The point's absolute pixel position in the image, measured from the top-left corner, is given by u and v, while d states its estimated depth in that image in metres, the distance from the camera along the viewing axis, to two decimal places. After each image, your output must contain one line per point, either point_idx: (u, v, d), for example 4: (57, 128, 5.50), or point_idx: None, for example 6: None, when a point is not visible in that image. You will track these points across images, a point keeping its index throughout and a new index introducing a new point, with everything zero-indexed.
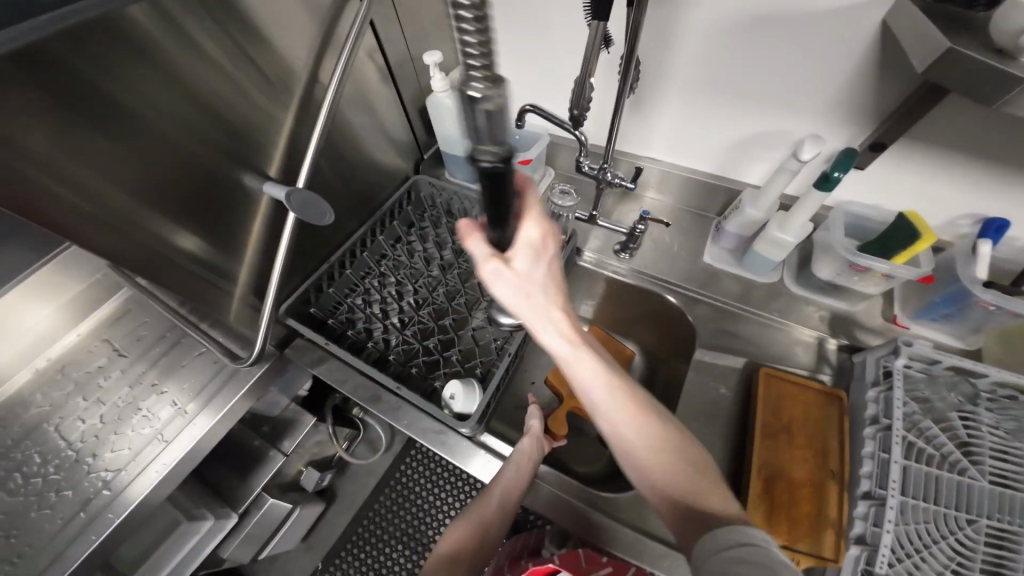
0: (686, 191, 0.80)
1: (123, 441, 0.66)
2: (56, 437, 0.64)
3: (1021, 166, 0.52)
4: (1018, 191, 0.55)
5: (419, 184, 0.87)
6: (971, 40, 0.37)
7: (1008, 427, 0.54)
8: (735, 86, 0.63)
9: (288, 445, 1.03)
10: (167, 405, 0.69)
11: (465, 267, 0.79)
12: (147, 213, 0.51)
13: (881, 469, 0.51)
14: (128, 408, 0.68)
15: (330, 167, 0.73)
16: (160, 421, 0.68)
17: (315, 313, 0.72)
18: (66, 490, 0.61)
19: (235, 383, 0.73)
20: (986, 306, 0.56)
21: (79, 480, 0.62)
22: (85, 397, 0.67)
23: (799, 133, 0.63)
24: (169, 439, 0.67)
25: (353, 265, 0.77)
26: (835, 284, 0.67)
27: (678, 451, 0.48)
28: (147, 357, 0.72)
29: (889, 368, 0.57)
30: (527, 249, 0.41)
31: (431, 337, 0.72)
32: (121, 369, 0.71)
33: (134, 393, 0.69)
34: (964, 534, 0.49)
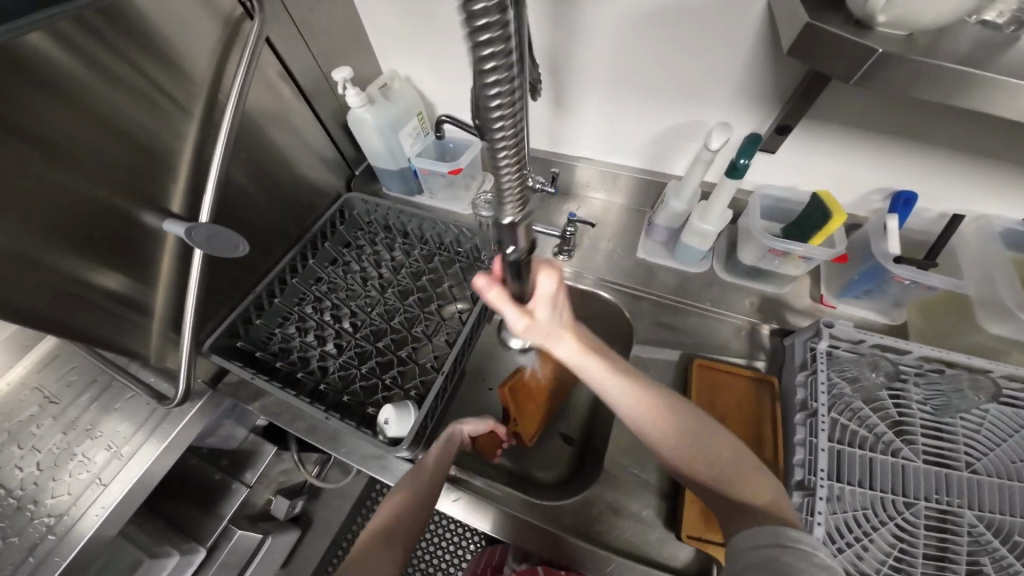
0: (618, 188, 0.80)
1: (62, 486, 0.60)
2: None
3: (913, 140, 0.54)
4: (916, 165, 0.57)
5: (351, 201, 0.85)
6: (835, 15, 0.37)
7: (936, 402, 0.56)
8: (642, 81, 0.63)
9: (251, 475, 0.99)
10: (104, 448, 0.64)
11: (403, 284, 0.78)
12: (50, 241, 0.48)
13: (811, 457, 0.52)
14: (65, 453, 0.62)
15: (249, 191, 0.69)
16: (98, 464, 0.63)
17: (244, 347, 0.69)
18: (12, 536, 0.57)
19: (170, 423, 0.67)
20: (902, 281, 0.58)
21: (24, 525, 0.58)
22: (18, 445, 0.61)
23: (711, 122, 0.64)
24: (111, 487, 0.62)
25: (282, 293, 0.75)
26: (761, 269, 0.68)
27: (740, 461, 0.48)
28: (81, 402, 0.66)
29: (815, 350, 0.59)
30: (545, 298, 0.46)
31: (369, 359, 0.70)
32: (53, 417, 0.64)
33: (70, 438, 0.63)
34: (904, 518, 0.50)
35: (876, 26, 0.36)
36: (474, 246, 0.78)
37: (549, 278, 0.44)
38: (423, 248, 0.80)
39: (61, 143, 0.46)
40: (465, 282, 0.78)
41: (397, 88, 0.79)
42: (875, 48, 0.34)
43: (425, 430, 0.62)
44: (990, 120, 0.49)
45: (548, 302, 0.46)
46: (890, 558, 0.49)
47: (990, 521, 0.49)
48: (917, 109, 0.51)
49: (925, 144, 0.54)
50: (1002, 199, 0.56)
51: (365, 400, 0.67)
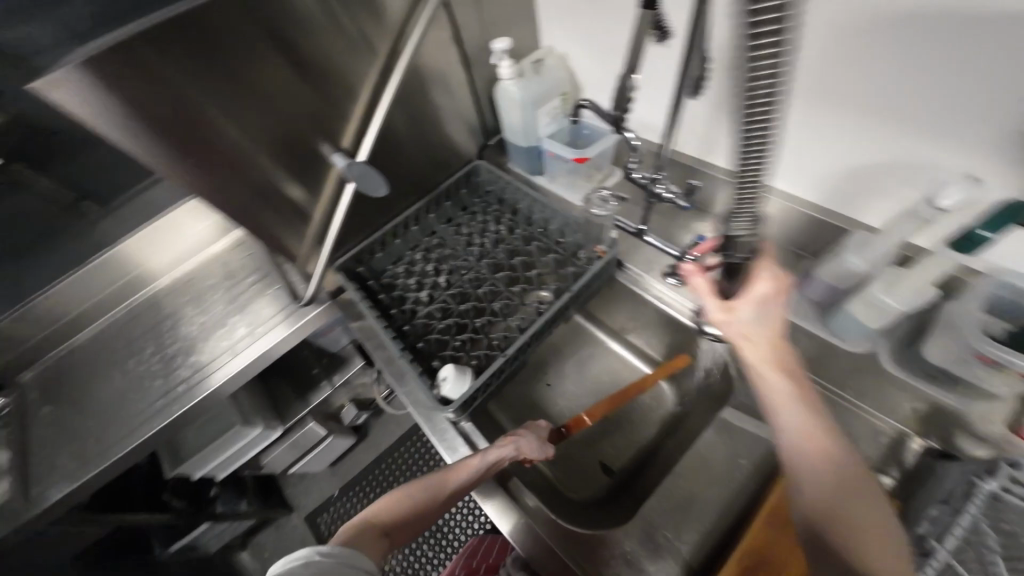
0: (778, 221, 0.67)
1: (211, 344, 0.83)
2: (179, 328, 0.85)
3: None
4: None
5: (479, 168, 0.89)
6: None
7: None
8: (864, 103, 0.52)
9: (336, 379, 1.20)
10: (244, 325, 0.84)
11: (499, 259, 0.80)
12: (263, 158, 0.61)
13: None
14: (222, 320, 0.85)
15: (400, 143, 0.78)
16: (237, 335, 0.83)
17: (362, 273, 0.81)
18: (170, 372, 0.81)
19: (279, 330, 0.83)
20: None
21: (179, 366, 0.81)
22: (195, 306, 0.88)
23: (952, 170, 0.50)
24: (232, 359, 0.81)
25: (402, 236, 0.84)
26: (947, 372, 0.50)
27: (886, 530, 0.44)
28: (243, 283, 0.89)
29: (972, 489, 0.46)
30: (752, 296, 0.46)
31: (450, 318, 0.75)
32: (226, 289, 0.89)
33: (228, 310, 0.86)
34: None
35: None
36: (578, 242, 0.76)
37: (767, 277, 0.45)
38: (527, 229, 0.81)
39: (284, 82, 0.58)
40: (554, 274, 0.76)
41: (550, 64, 0.77)
42: None
43: (475, 400, 0.64)
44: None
45: (755, 301, 0.46)
46: None
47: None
48: None
49: None
50: None
51: (434, 353, 0.73)
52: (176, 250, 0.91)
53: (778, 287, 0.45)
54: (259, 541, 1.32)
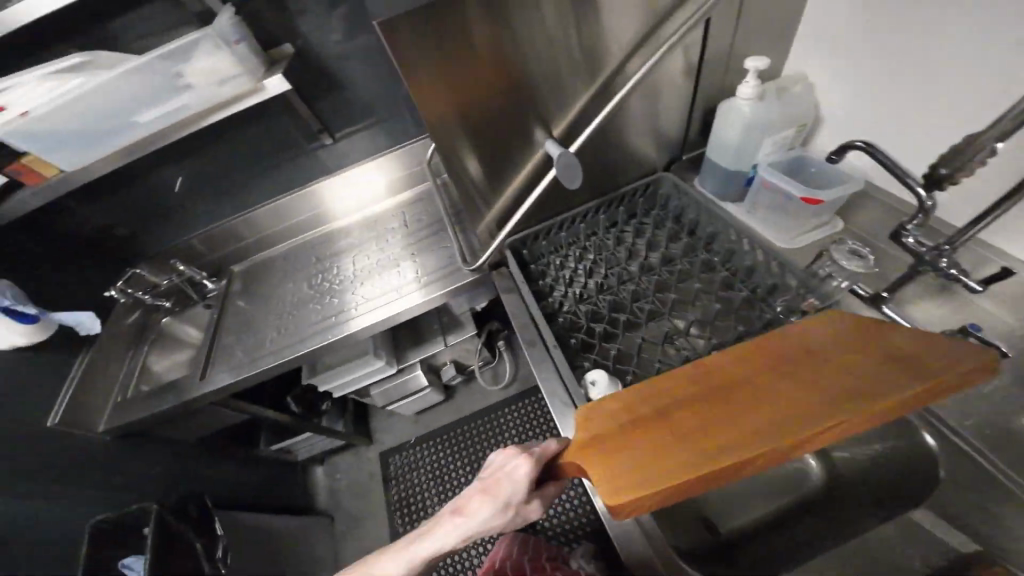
0: None
1: (385, 279, 0.98)
2: (364, 259, 1.04)
3: None
4: None
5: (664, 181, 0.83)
6: None
7: None
8: None
9: (451, 339, 1.26)
10: (413, 271, 0.97)
11: (665, 277, 0.73)
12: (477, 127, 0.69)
13: None
14: (396, 260, 1.01)
15: (602, 141, 0.79)
16: (406, 278, 0.96)
17: (524, 254, 0.83)
18: (350, 292, 0.98)
19: (429, 288, 0.93)
20: None
21: (358, 291, 0.98)
22: (376, 250, 1.06)
23: None
24: (391, 301, 0.93)
25: (568, 230, 0.84)
26: None
27: None
28: (418, 234, 1.06)
29: None
30: None
31: (600, 322, 0.72)
32: (403, 235, 1.07)
33: (403, 253, 1.03)
34: None
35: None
36: (772, 285, 0.66)
37: None
38: (708, 255, 0.73)
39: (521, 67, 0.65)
40: (733, 315, 0.67)
41: (794, 92, 0.71)
42: None
43: None
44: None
45: None
46: None
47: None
48: None
49: None
50: None
51: (578, 351, 0.70)
52: (360, 197, 1.15)
53: None
54: (338, 460, 1.48)
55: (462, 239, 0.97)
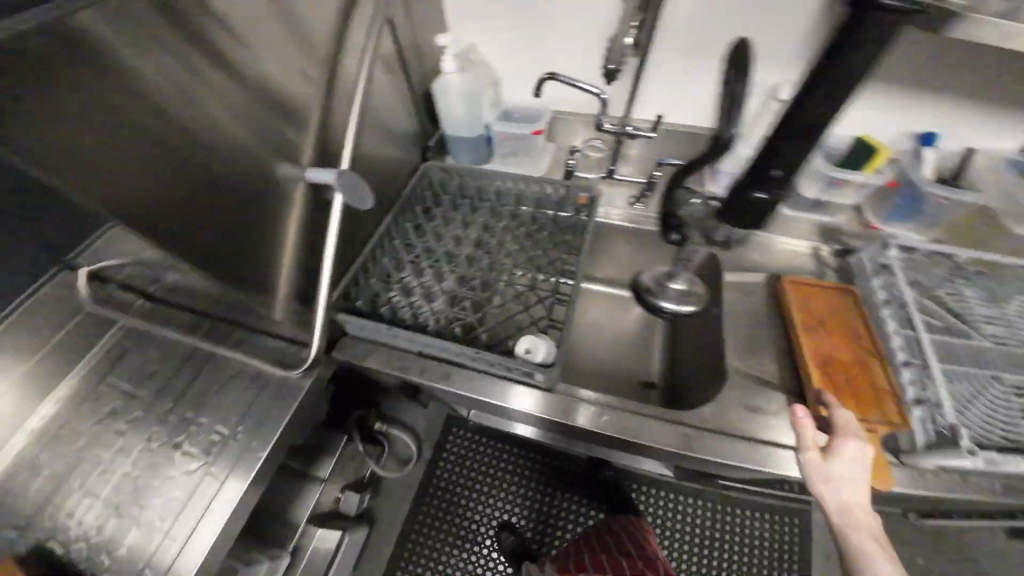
0: (682, 144, 0.88)
1: (166, 485, 0.56)
2: (81, 501, 0.55)
3: (936, 90, 0.69)
4: (923, 109, 0.71)
5: (430, 170, 0.88)
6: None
7: (989, 293, 0.67)
8: (716, 44, 0.75)
9: (327, 466, 0.94)
10: (206, 438, 0.59)
11: (494, 243, 0.81)
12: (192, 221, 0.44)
13: (913, 345, 0.59)
14: (160, 451, 0.58)
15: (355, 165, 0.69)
16: (203, 458, 0.58)
17: (360, 307, 0.71)
18: (106, 562, 0.51)
19: (275, 419, 0.62)
20: (938, 199, 0.71)
21: (118, 547, 0.52)
22: (106, 449, 0.58)
23: (771, 80, 0.76)
24: (227, 477, 0.57)
25: (383, 256, 0.77)
26: (820, 202, 0.78)
27: None
28: (161, 393, 0.63)
29: (883, 261, 0.68)
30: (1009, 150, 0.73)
31: (483, 307, 0.74)
32: (133, 413, 0.61)
33: (162, 433, 0.60)
34: (1013, 399, 0.57)
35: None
36: (560, 201, 0.84)
37: None
38: (509, 209, 0.84)
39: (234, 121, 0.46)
40: (561, 236, 0.81)
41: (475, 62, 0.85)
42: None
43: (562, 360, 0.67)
44: (987, 67, 0.65)
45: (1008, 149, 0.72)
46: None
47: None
48: (947, 46, 0.64)
49: (941, 91, 0.69)
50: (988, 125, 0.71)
51: (492, 341, 0.71)
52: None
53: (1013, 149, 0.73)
54: None
55: (262, 342, 0.68)
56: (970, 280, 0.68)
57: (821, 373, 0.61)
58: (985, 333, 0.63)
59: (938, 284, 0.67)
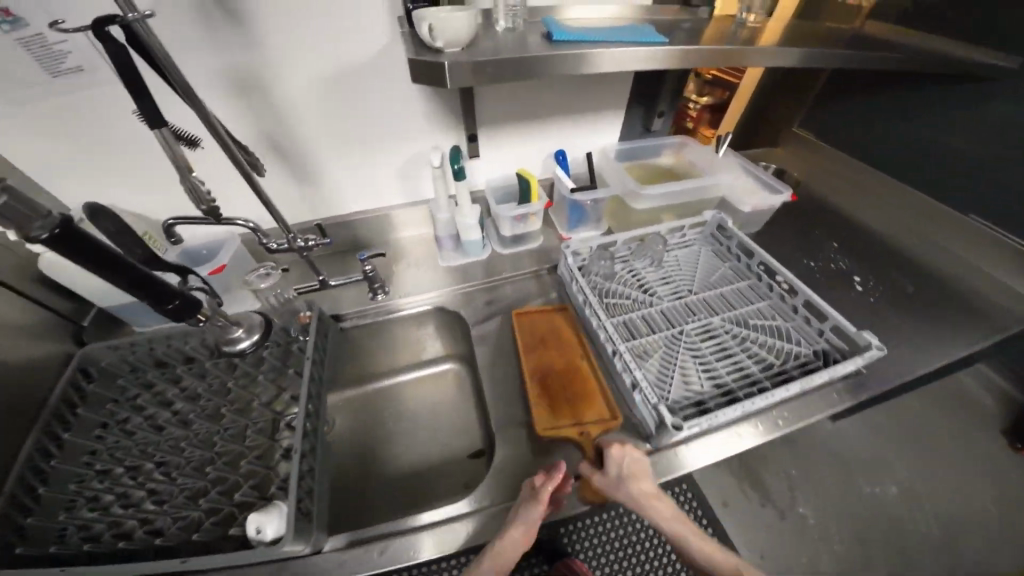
0: (391, 223, 0.91)
1: None
2: None
3: (539, 124, 0.86)
4: (543, 139, 0.89)
5: (96, 352, 0.65)
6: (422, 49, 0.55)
7: (653, 264, 0.87)
8: (361, 134, 0.77)
9: None
10: None
11: (214, 402, 0.64)
12: None
13: (607, 333, 0.70)
14: None
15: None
16: None
17: (25, 556, 0.49)
18: None
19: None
20: (588, 202, 0.87)
21: None
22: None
23: (427, 147, 0.82)
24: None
25: (55, 473, 0.55)
26: (518, 234, 0.90)
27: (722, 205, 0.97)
28: None
29: (571, 270, 0.81)
30: (629, 143, 0.97)
31: (208, 494, 0.56)
32: None
33: None
34: (684, 343, 0.73)
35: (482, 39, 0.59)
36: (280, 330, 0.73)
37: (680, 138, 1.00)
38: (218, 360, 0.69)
39: None
40: (287, 366, 0.70)
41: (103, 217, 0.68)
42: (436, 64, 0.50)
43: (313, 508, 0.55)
44: (553, 103, 0.84)
45: (628, 143, 0.96)
46: (699, 372, 0.69)
47: (732, 318, 0.77)
48: (514, 98, 0.80)
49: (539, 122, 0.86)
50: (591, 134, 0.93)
51: (225, 531, 0.54)
52: None
53: (632, 142, 0.97)
54: None
55: None
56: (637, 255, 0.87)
57: (542, 391, 0.68)
58: (661, 294, 0.82)
59: (618, 272, 0.85)
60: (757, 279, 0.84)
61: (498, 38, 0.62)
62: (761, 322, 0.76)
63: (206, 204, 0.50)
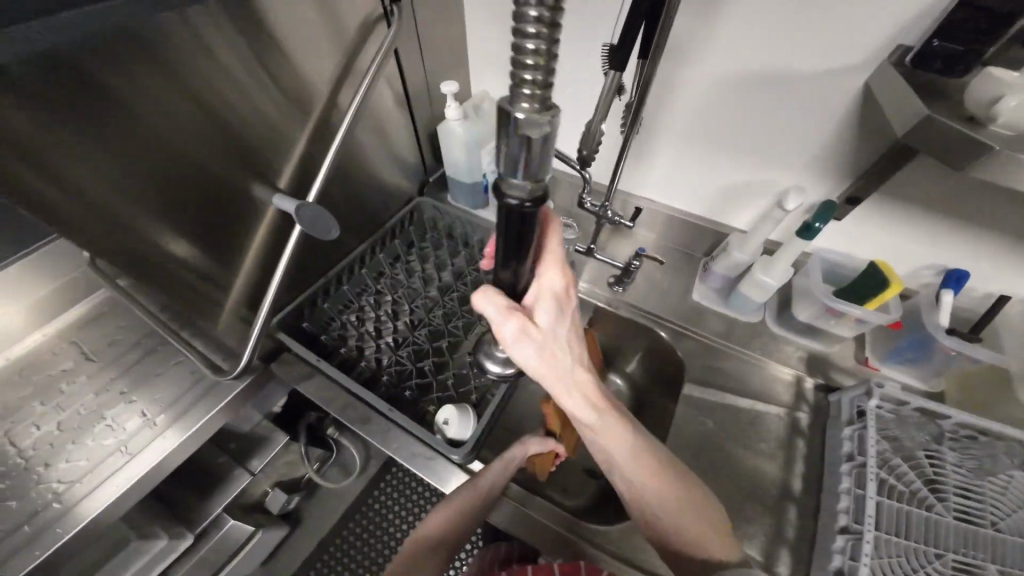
0: (673, 230, 0.85)
1: (81, 451, 0.56)
2: (6, 442, 0.56)
3: (957, 230, 0.62)
4: (948, 250, 0.64)
5: (425, 206, 0.86)
6: (946, 106, 0.41)
7: (971, 464, 0.56)
8: (726, 141, 0.70)
9: (257, 463, 0.85)
10: (135, 415, 0.61)
11: (465, 291, 0.79)
12: (161, 228, 0.50)
13: (857, 505, 0.53)
14: (92, 416, 0.60)
15: (332, 192, 0.71)
16: (127, 431, 0.59)
17: (307, 329, 0.70)
18: (10, 499, 0.52)
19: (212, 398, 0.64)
20: (948, 351, 0.62)
21: (26, 490, 0.53)
22: (41, 401, 0.60)
23: (783, 184, 0.70)
24: (164, 429, 0.60)
25: (349, 281, 0.75)
26: (813, 326, 0.72)
27: None
28: (121, 361, 0.65)
29: (863, 408, 0.61)
30: None
31: (423, 360, 0.71)
32: (86, 375, 0.63)
33: (100, 401, 0.61)
34: (933, 568, 0.50)
35: None
36: None
37: None
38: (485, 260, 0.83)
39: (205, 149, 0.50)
40: None
41: (486, 110, 0.84)
42: (992, 145, 0.36)
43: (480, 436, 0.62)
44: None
45: None
46: None
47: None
48: (969, 188, 0.57)
49: (966, 227, 0.61)
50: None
51: (422, 395, 0.67)
52: None
53: None
54: None
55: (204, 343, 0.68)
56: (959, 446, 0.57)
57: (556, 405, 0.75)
58: (949, 501, 0.54)
59: (909, 439, 0.58)
60: None
61: None
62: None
63: (588, 150, 0.56)
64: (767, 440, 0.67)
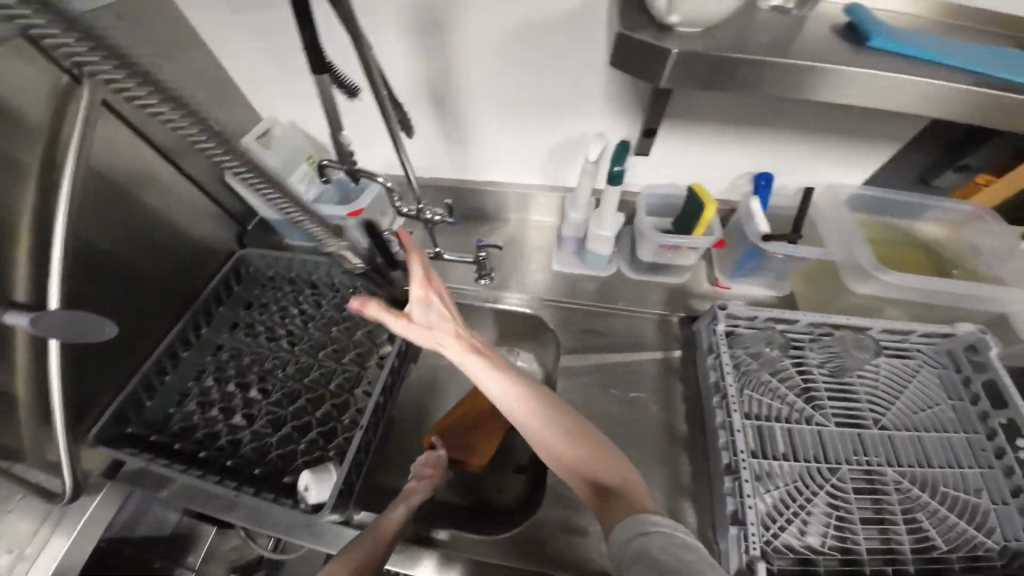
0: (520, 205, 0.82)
1: None
2: None
3: (748, 136, 0.63)
4: (752, 156, 0.65)
5: (251, 256, 0.77)
6: (649, 33, 0.39)
7: (834, 365, 0.65)
8: (522, 103, 0.66)
9: (194, 558, 0.79)
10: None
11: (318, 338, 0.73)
12: None
13: (731, 438, 0.58)
14: None
15: (110, 279, 0.61)
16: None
17: (135, 433, 0.62)
18: None
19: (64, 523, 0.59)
20: (777, 255, 0.65)
21: None
22: None
23: (590, 132, 0.67)
24: (48, 536, 0.58)
25: (177, 368, 0.67)
26: (659, 263, 0.72)
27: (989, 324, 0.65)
28: None
29: (716, 334, 0.64)
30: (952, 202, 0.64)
31: (283, 426, 0.65)
32: None
33: None
34: (832, 481, 0.58)
35: (749, 37, 0.41)
36: None
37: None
38: (334, 296, 0.76)
39: None
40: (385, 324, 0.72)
41: (279, 135, 0.74)
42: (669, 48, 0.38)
43: (353, 487, 0.58)
44: (788, 110, 0.59)
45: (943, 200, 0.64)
46: (830, 525, 0.56)
47: (912, 475, 0.59)
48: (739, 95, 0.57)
49: (754, 131, 0.61)
50: (829, 170, 0.65)
51: (284, 466, 0.62)
52: None
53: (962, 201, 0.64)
54: None
55: None
56: (820, 345, 0.65)
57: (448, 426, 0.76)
58: (828, 410, 0.63)
59: (770, 354, 0.65)
60: (983, 435, 0.60)
61: (751, 28, 0.42)
62: (956, 497, 0.57)
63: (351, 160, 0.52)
64: (646, 386, 0.69)
